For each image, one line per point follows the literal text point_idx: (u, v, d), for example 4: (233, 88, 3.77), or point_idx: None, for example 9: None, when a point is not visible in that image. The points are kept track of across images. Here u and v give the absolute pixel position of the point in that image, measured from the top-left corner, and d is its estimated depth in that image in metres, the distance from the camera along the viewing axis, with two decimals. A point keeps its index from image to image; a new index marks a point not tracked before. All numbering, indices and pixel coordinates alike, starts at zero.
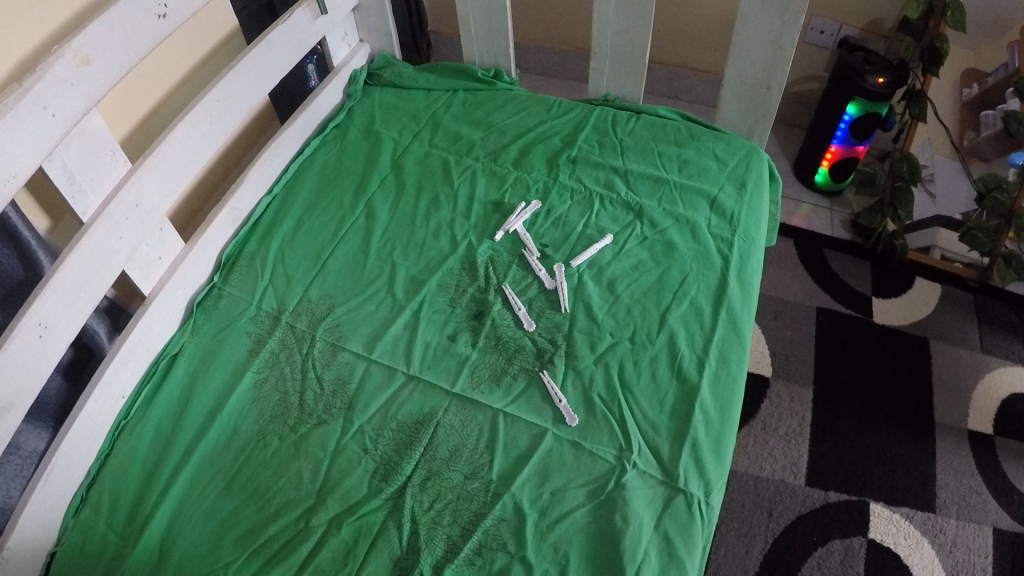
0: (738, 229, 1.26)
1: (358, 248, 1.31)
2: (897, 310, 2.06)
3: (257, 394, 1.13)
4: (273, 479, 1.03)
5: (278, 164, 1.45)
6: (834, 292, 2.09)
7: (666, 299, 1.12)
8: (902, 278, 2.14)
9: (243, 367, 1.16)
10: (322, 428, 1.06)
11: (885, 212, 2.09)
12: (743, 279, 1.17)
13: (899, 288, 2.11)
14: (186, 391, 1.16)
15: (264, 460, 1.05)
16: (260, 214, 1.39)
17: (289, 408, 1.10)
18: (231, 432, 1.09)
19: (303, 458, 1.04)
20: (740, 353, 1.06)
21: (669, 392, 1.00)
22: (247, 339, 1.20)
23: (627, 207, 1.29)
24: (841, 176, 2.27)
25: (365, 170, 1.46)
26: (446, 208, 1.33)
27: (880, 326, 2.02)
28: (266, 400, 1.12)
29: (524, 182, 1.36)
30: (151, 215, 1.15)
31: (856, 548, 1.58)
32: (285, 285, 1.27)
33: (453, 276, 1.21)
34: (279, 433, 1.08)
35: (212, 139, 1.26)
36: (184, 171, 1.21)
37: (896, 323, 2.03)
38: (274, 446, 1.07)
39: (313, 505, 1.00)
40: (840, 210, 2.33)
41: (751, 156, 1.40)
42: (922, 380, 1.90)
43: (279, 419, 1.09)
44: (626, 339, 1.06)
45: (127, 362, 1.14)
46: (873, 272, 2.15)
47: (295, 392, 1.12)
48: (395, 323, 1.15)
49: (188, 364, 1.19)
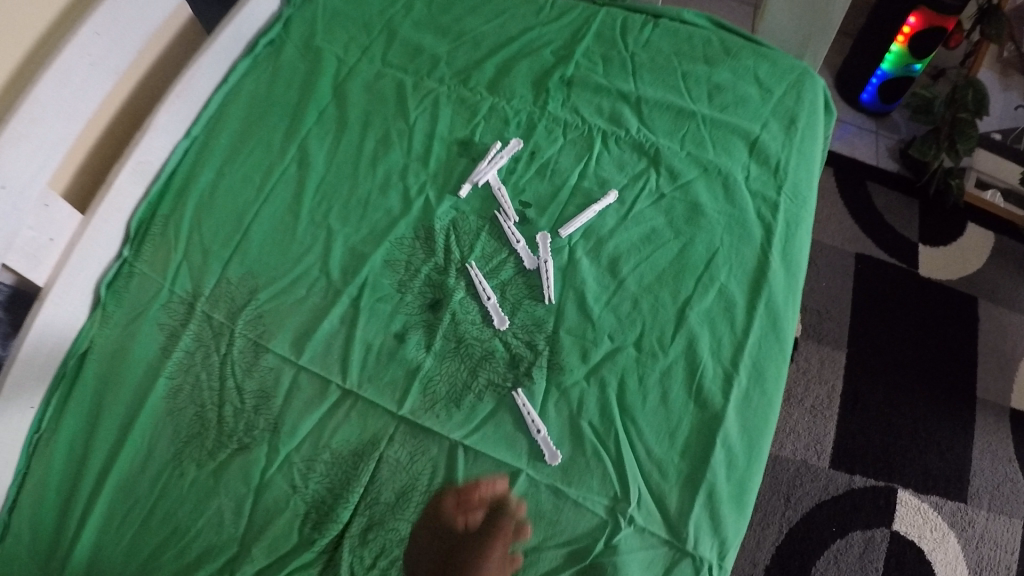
0: (786, 183, 0.94)
1: (288, 208, 0.99)
2: (944, 261, 1.77)
3: (172, 406, 0.88)
4: (190, 518, 0.82)
5: (195, 99, 1.08)
6: (877, 237, 1.78)
7: (686, 287, 0.83)
8: (953, 223, 1.81)
9: (154, 369, 0.90)
10: (244, 456, 0.83)
11: (940, 147, 1.67)
12: (788, 258, 0.88)
13: (949, 236, 1.80)
14: (97, 401, 0.90)
15: (182, 493, 0.83)
16: (175, 164, 1.05)
17: (207, 427, 0.86)
18: (147, 453, 0.86)
19: (223, 493, 0.82)
20: (780, 365, 0.80)
21: (682, 423, 0.76)
22: (160, 332, 0.92)
23: (639, 151, 0.96)
24: (890, 99, 1.87)
25: (300, 100, 1.09)
26: (398, 150, 0.99)
27: (925, 280, 1.74)
28: (181, 415, 0.87)
29: (501, 114, 1.00)
30: (29, 193, 0.81)
31: (878, 541, 1.42)
32: (200, 260, 0.97)
33: (403, 247, 0.90)
34: (197, 459, 0.85)
35: (97, 84, 0.89)
36: (66, 133, 0.85)
37: (941, 276, 1.75)
38: (191, 476, 0.84)
39: (237, 554, 0.79)
40: (887, 135, 1.94)
41: (808, 80, 1.04)
42: (964, 349, 1.66)
43: (196, 441, 0.86)
44: (630, 346, 0.79)
45: (25, 368, 0.86)
46: (921, 215, 1.82)
47: (213, 406, 0.87)
48: (330, 315, 0.88)
49: (97, 365, 0.92)
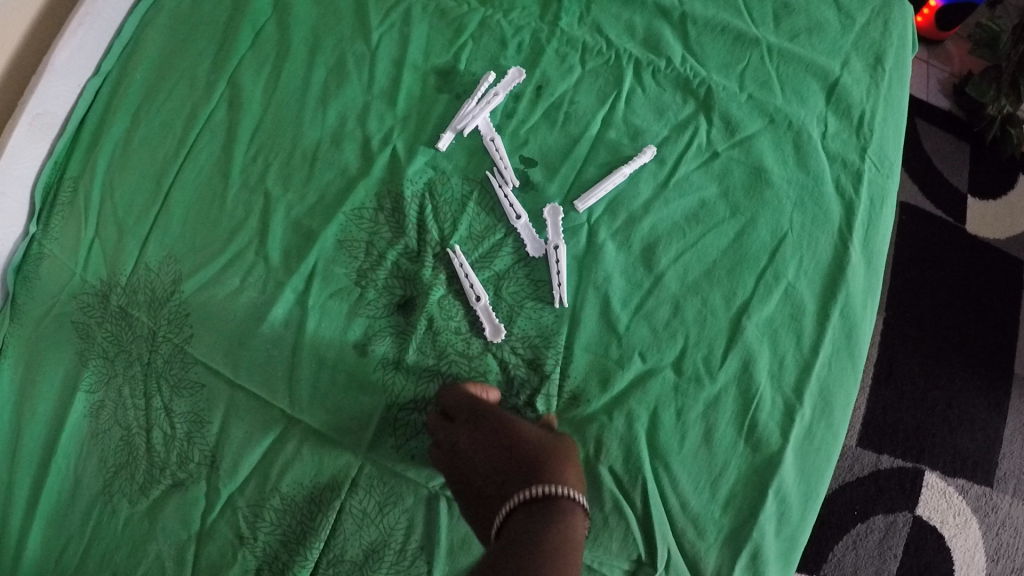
0: (872, 144, 0.70)
1: (214, 163, 0.74)
2: (992, 219, 1.43)
3: (95, 427, 0.71)
4: (128, 565, 0.68)
5: (103, 24, 0.81)
6: (922, 182, 1.43)
7: (745, 287, 0.63)
8: (1006, 175, 1.46)
9: (72, 381, 0.72)
10: (180, 495, 0.68)
11: (999, 87, 1.33)
12: (871, 248, 0.66)
13: (1000, 189, 1.45)
14: (16, 417, 0.73)
15: (116, 534, 0.69)
16: (84, 110, 0.79)
17: (135, 456, 0.70)
18: (74, 484, 0.71)
19: (161, 538, 0.68)
20: (850, 391, 0.63)
21: (728, 470, 0.59)
22: (73, 332, 0.72)
23: (683, 91, 0.70)
24: (946, 26, 1.45)
25: (230, 17, 0.80)
26: (356, 82, 0.73)
27: (969, 238, 1.41)
28: (106, 439, 0.71)
29: (495, 32, 0.73)
30: None
31: (899, 526, 1.25)
32: (113, 238, 0.73)
33: (362, 224, 0.68)
34: (128, 496, 0.70)
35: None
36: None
37: (987, 237, 1.42)
38: (124, 514, 0.69)
39: None
40: (937, 65, 1.51)
41: (900, 3, 0.76)
42: (1010, 311, 1.38)
43: (124, 474, 0.70)
44: (668, 368, 0.60)
45: None
46: (972, 163, 1.45)
47: (140, 430, 0.70)
48: (270, 317, 0.68)
49: (11, 372, 0.74)
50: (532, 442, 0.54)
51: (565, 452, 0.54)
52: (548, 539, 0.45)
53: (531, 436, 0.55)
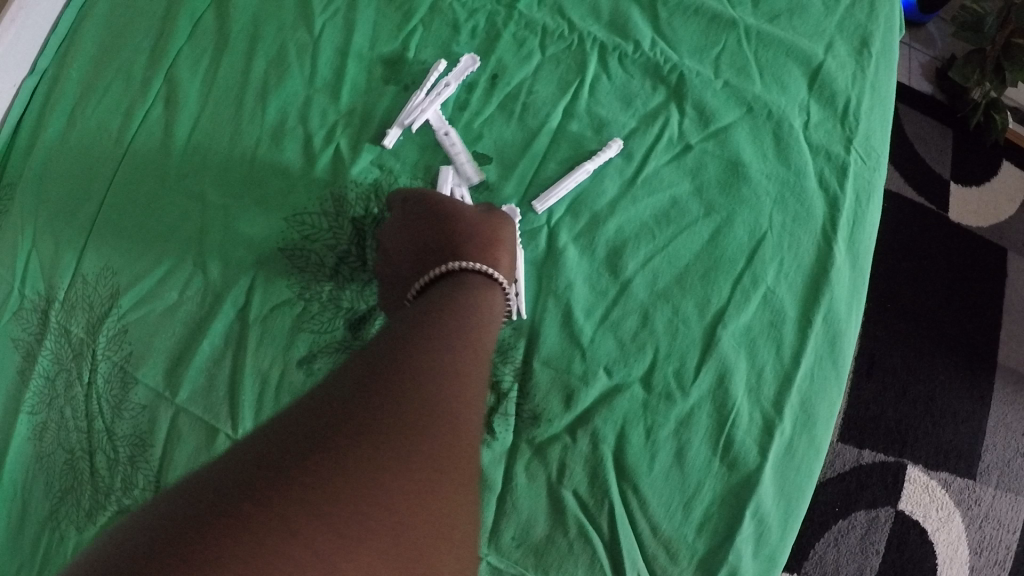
0: (858, 135, 0.65)
1: (149, 162, 0.67)
2: (976, 206, 1.40)
3: (39, 450, 0.64)
4: None
5: (37, 19, 0.74)
6: (907, 170, 1.39)
7: (720, 294, 0.58)
8: (990, 160, 1.43)
9: (14, 400, 0.65)
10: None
11: (984, 71, 1.30)
12: (856, 247, 0.62)
13: (984, 175, 1.42)
14: None
15: (63, 565, 0.62)
16: (19, 113, 0.72)
17: (81, 481, 0.63)
18: (21, 510, 0.64)
19: None
20: (833, 401, 0.59)
21: (702, 491, 0.55)
22: (15, 351, 0.66)
23: (653, 79, 0.65)
24: (930, 9, 1.40)
25: (166, 5, 0.73)
26: (298, 73, 0.67)
27: (953, 228, 1.38)
28: (50, 462, 0.64)
29: (448, 16, 0.67)
30: None
31: (881, 521, 1.23)
32: (51, 250, 0.66)
33: (305, 230, 0.62)
34: (76, 521, 0.62)
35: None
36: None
37: (971, 224, 1.39)
38: (72, 542, 0.62)
39: None
40: (922, 49, 1.47)
41: None
42: (993, 301, 1.36)
43: (71, 498, 0.63)
44: (637, 384, 0.56)
45: None
46: (956, 149, 1.42)
47: (84, 453, 0.63)
48: (209, 332, 0.61)
49: None
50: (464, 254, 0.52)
51: (497, 262, 0.52)
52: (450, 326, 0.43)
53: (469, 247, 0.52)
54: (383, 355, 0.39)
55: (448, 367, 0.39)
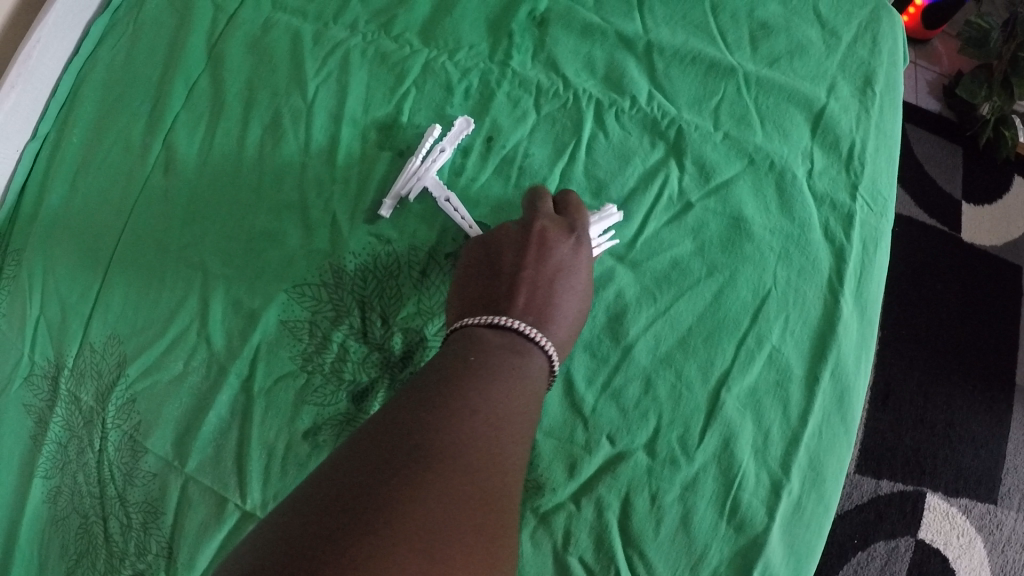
0: (863, 180, 0.64)
1: (152, 233, 0.68)
2: (989, 224, 1.39)
3: (55, 513, 0.65)
4: None
5: (37, 84, 0.76)
6: (915, 191, 1.39)
7: (723, 355, 0.57)
8: (1001, 176, 1.41)
9: (30, 467, 0.67)
10: None
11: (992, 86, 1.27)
12: (864, 298, 0.61)
13: (996, 191, 1.40)
14: None
15: None
16: (24, 177, 0.74)
17: (95, 546, 0.64)
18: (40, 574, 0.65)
19: None
20: (843, 457, 0.58)
21: (709, 555, 0.54)
22: (27, 416, 0.67)
23: (651, 134, 0.65)
24: (932, 25, 1.37)
25: (164, 70, 0.74)
26: (295, 137, 0.67)
27: (965, 249, 1.37)
28: (66, 526, 0.65)
29: (440, 76, 0.67)
30: None
31: (901, 551, 1.20)
32: (58, 317, 0.67)
33: (305, 301, 0.62)
34: None
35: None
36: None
37: (983, 242, 1.38)
38: None
39: None
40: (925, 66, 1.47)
41: (887, 17, 0.71)
42: (1010, 320, 1.34)
43: (87, 561, 0.64)
44: (640, 451, 0.55)
45: None
46: (965, 166, 1.41)
47: (97, 517, 0.64)
48: (215, 404, 0.62)
49: None
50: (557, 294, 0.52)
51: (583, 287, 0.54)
52: (489, 354, 0.43)
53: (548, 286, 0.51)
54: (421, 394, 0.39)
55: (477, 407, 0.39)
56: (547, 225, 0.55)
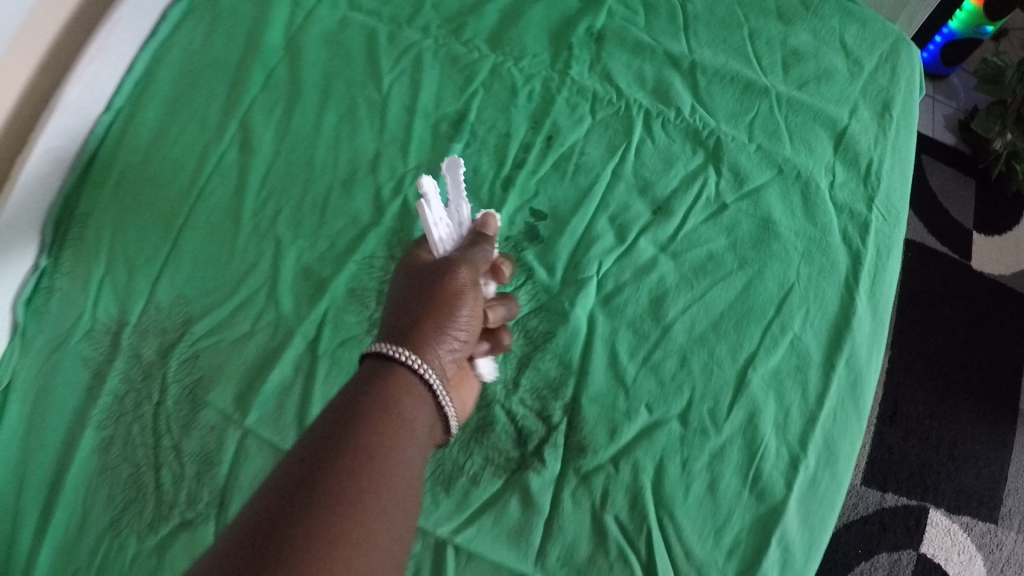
0: (879, 193, 0.71)
1: (227, 206, 0.73)
2: (997, 254, 1.52)
3: (105, 462, 0.65)
4: None
5: (113, 61, 0.81)
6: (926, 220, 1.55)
7: (750, 338, 0.63)
8: (1010, 209, 1.56)
9: (76, 419, 0.67)
10: (187, 536, 0.61)
11: (1005, 121, 1.35)
12: (878, 299, 0.67)
13: (1006, 223, 1.55)
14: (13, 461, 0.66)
15: None
16: (95, 146, 0.78)
17: (138, 498, 0.63)
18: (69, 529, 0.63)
19: None
20: (855, 439, 0.63)
21: (733, 520, 0.59)
22: (84, 369, 0.69)
23: (693, 142, 0.72)
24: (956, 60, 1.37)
25: (243, 54, 0.80)
26: (371, 129, 0.74)
27: (976, 276, 1.50)
28: (115, 475, 0.64)
29: (507, 80, 0.75)
30: None
31: (903, 564, 1.26)
32: (125, 278, 0.71)
33: (373, 272, 0.68)
34: (127, 540, 0.62)
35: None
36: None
37: (993, 272, 1.51)
38: (131, 551, 0.61)
39: None
40: (943, 104, 1.64)
41: (904, 51, 0.79)
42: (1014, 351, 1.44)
43: (125, 517, 0.63)
44: (674, 420, 0.61)
45: None
46: (976, 199, 1.56)
47: (150, 467, 0.65)
48: (280, 363, 0.65)
49: (16, 413, 0.68)
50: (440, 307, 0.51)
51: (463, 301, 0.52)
52: (368, 414, 0.41)
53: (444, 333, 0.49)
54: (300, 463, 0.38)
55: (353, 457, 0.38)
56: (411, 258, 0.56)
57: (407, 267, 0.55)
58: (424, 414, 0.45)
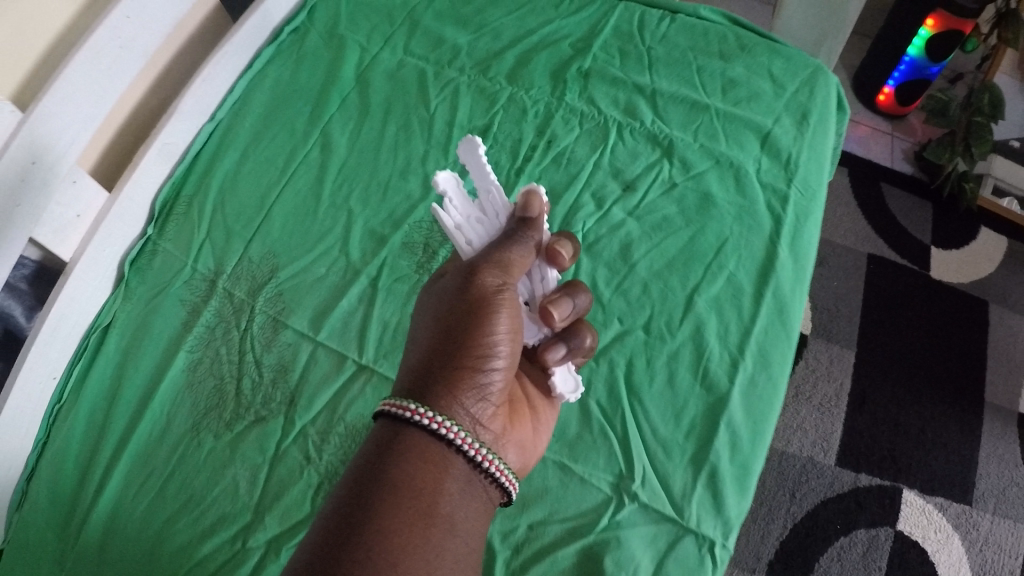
0: (796, 176, 0.95)
1: (310, 189, 0.97)
2: (956, 266, 1.73)
3: (192, 378, 0.85)
4: (207, 486, 0.78)
5: (220, 83, 1.05)
6: (890, 239, 1.75)
7: (695, 274, 0.85)
8: (965, 225, 1.79)
9: (175, 344, 0.87)
10: (260, 428, 0.80)
11: (955, 148, 1.69)
12: (797, 250, 0.88)
13: (962, 237, 1.77)
14: (119, 372, 0.87)
15: (198, 463, 0.80)
16: (200, 147, 1.02)
17: (225, 400, 0.83)
18: (164, 425, 0.83)
19: (239, 463, 0.79)
20: (785, 351, 0.81)
21: (687, 405, 0.78)
22: (182, 307, 0.90)
23: (654, 143, 0.98)
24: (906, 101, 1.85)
25: (324, 85, 1.07)
26: (420, 137, 1.01)
27: (939, 284, 1.70)
28: (201, 387, 0.84)
29: (520, 103, 1.03)
30: (59, 170, 0.81)
31: (881, 539, 1.39)
32: (224, 240, 0.94)
33: (421, 231, 0.92)
34: (214, 431, 0.81)
35: (129, 65, 0.87)
36: (97, 110, 0.84)
37: (954, 280, 1.71)
38: (207, 447, 0.81)
39: (250, 522, 0.76)
40: (902, 139, 1.92)
41: (819, 78, 1.05)
42: (975, 351, 1.63)
43: (214, 414, 0.82)
44: (638, 330, 0.82)
45: (52, 342, 0.85)
46: (934, 219, 1.79)
47: (231, 378, 0.85)
48: (348, 294, 0.87)
49: (120, 339, 0.89)
50: (470, 363, 0.62)
51: (491, 359, 0.63)
52: (408, 472, 0.55)
53: (470, 393, 0.61)
54: (358, 501, 0.53)
55: (398, 502, 0.53)
56: (450, 302, 0.65)
57: (446, 312, 0.64)
58: (457, 470, 0.58)
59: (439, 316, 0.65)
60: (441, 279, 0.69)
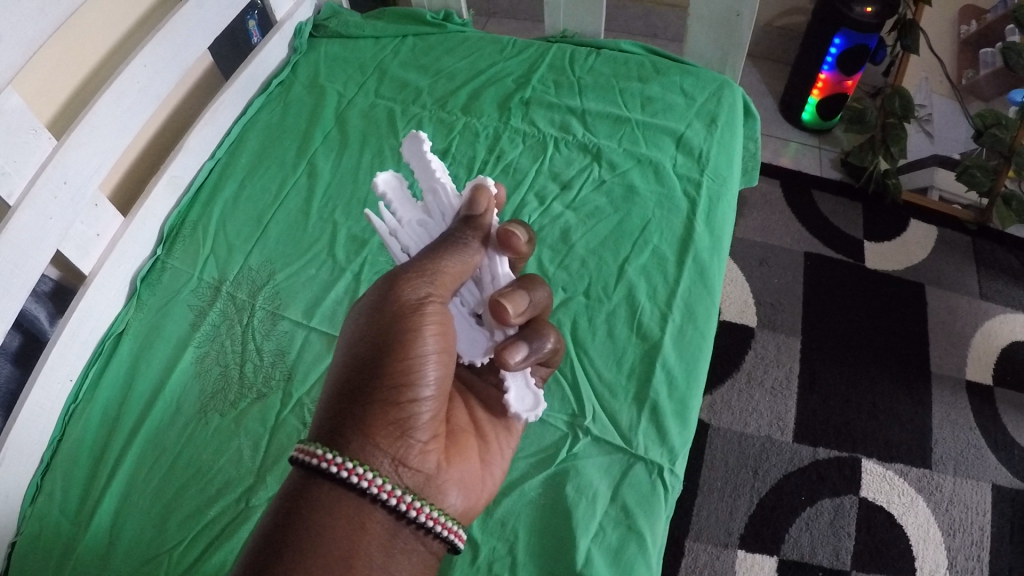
0: (708, 167, 1.13)
1: (298, 209, 1.13)
2: (890, 254, 1.91)
3: (198, 368, 0.97)
4: (214, 457, 0.89)
5: (219, 127, 1.23)
6: (825, 238, 1.93)
7: (625, 248, 1.01)
8: (894, 218, 1.97)
9: (183, 342, 1.00)
10: (262, 404, 0.92)
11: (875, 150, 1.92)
12: (713, 224, 1.05)
13: (892, 230, 1.95)
14: (133, 370, 0.99)
15: (205, 438, 0.91)
16: (202, 180, 1.19)
17: (229, 383, 0.95)
18: (174, 410, 0.94)
19: (243, 435, 0.90)
20: (708, 305, 0.95)
21: (628, 353, 0.91)
22: (190, 311, 1.03)
23: (586, 150, 1.17)
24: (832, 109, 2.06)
25: (307, 125, 1.26)
26: (392, 160, 1.19)
27: (874, 271, 1.87)
28: (207, 374, 0.96)
29: (474, 127, 1.22)
30: (83, 191, 0.97)
31: (847, 507, 1.48)
32: (225, 254, 1.09)
33: None
34: (220, 410, 0.93)
35: (144, 107, 1.05)
36: (117, 143, 1.01)
37: (890, 268, 1.88)
38: (215, 423, 0.92)
39: (253, 484, 0.86)
40: (828, 149, 2.16)
41: (723, 90, 1.25)
42: (917, 328, 1.77)
43: (219, 396, 0.94)
44: (581, 296, 0.97)
45: (71, 346, 0.97)
46: (865, 216, 1.98)
47: (235, 365, 0.97)
48: (336, 288, 1.02)
49: (133, 342, 1.02)
50: (390, 400, 0.66)
51: (411, 397, 0.66)
52: (325, 528, 0.60)
53: (389, 435, 0.65)
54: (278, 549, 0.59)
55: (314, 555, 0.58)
56: (370, 328, 0.69)
57: (366, 341, 0.68)
58: (376, 524, 0.63)
59: (359, 345, 0.69)
60: (366, 300, 0.72)
